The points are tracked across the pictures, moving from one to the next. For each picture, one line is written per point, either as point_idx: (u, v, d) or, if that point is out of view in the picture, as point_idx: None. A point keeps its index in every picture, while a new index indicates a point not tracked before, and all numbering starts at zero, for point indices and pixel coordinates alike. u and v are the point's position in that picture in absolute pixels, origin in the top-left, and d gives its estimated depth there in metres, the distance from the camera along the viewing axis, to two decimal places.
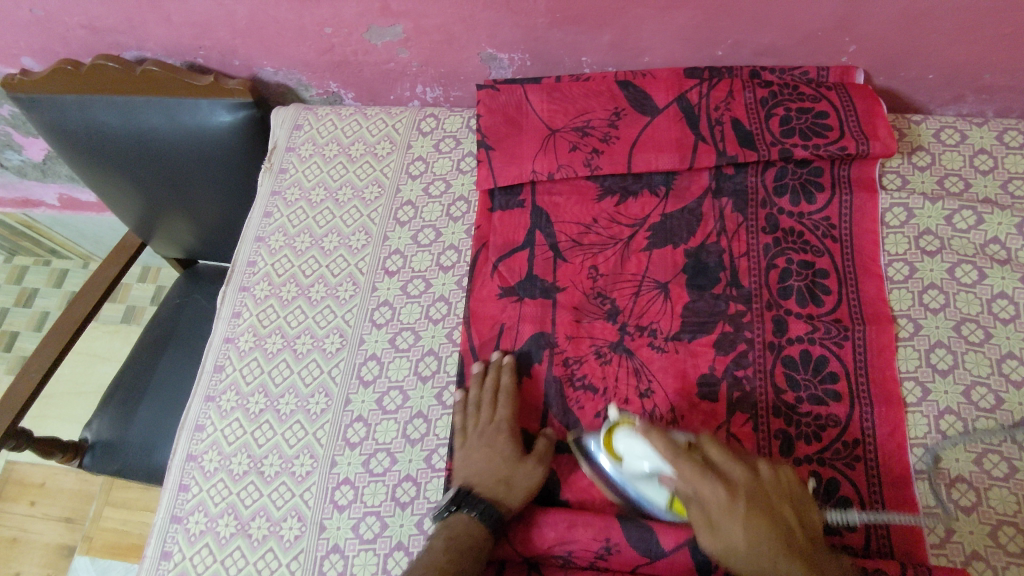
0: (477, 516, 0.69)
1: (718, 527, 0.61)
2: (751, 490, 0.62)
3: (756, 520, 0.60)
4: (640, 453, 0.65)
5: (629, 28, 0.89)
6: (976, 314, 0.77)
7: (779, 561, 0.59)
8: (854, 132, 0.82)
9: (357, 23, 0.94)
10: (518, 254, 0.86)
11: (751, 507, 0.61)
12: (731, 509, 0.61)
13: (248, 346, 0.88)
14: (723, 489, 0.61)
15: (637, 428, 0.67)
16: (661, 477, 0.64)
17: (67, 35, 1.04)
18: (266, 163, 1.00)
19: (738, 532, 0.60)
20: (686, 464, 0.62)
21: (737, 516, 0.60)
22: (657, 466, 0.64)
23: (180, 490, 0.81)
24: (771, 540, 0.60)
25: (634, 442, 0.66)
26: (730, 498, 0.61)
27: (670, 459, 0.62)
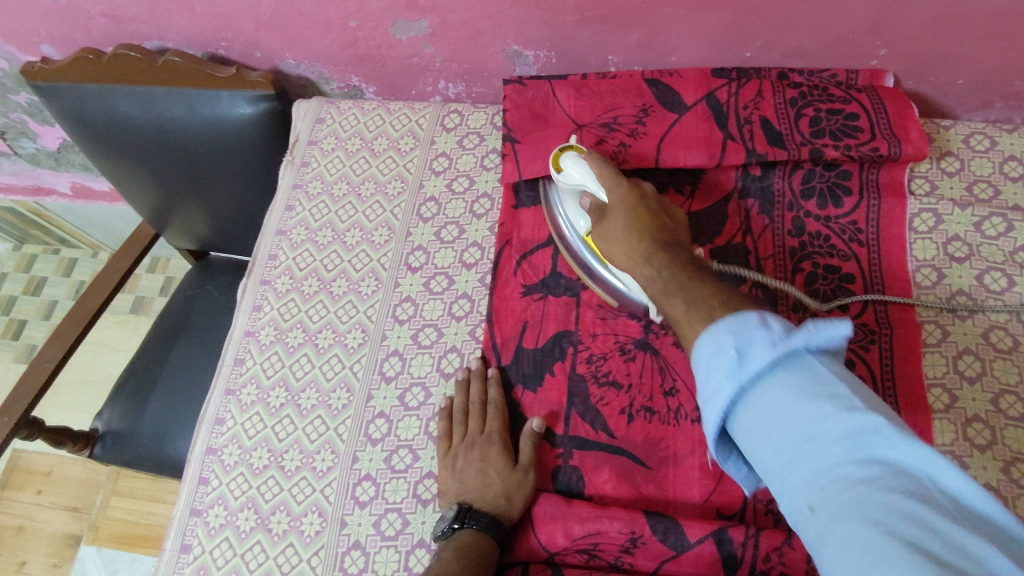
0: (481, 532, 0.69)
1: (606, 231, 0.71)
2: (642, 199, 0.71)
3: (637, 226, 0.69)
4: (580, 168, 0.75)
5: (657, 27, 0.88)
6: (1005, 321, 0.76)
7: (652, 253, 0.65)
8: (886, 135, 0.81)
9: (383, 16, 0.93)
10: (543, 250, 0.86)
11: (639, 211, 0.70)
12: (620, 199, 0.71)
13: (270, 340, 0.88)
14: (623, 185, 0.72)
15: (584, 154, 0.76)
16: (587, 192, 0.76)
17: (89, 24, 1.04)
18: (288, 156, 1.00)
19: (620, 219, 0.70)
20: (602, 166, 0.74)
21: (629, 205, 0.70)
22: (587, 178, 0.75)
23: (200, 483, 0.80)
24: (644, 237, 0.67)
25: (580, 160, 0.76)
26: (625, 191, 0.71)
27: (597, 165, 0.74)
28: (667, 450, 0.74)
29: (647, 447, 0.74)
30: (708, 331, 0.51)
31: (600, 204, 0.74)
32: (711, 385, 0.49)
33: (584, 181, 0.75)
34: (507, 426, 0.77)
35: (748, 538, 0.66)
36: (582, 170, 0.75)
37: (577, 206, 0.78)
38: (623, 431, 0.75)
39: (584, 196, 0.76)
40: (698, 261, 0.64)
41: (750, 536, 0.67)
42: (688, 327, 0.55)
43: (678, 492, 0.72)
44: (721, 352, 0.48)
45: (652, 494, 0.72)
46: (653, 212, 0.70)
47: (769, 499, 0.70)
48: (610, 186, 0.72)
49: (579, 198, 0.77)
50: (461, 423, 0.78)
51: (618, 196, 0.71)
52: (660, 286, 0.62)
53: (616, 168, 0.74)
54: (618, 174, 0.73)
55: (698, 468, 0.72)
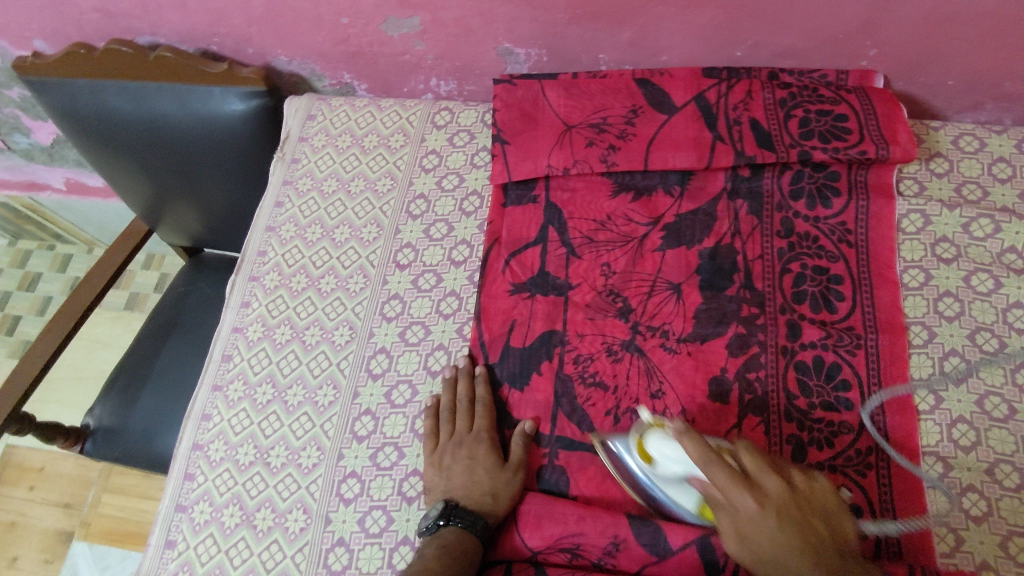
0: (466, 529, 0.69)
1: (745, 533, 0.60)
2: (785, 498, 0.60)
3: (790, 534, 0.59)
4: (674, 457, 0.66)
5: (648, 26, 0.88)
6: (991, 323, 0.76)
7: (818, 558, 0.58)
8: (874, 135, 0.81)
9: (374, 13, 0.93)
10: (530, 249, 0.86)
11: (789, 515, 0.59)
12: (761, 523, 0.59)
13: (257, 336, 0.88)
14: (753, 499, 0.59)
15: (670, 431, 0.67)
16: (695, 478, 0.65)
17: (81, 19, 1.04)
18: (279, 152, 1.00)
19: (778, 553, 0.58)
20: (720, 469, 0.61)
21: (768, 523, 0.59)
22: (690, 469, 0.65)
23: (185, 478, 0.80)
24: (790, 545, 0.58)
25: (668, 444, 0.66)
26: (760, 509, 0.59)
27: (703, 465, 0.61)
28: None
29: None
30: None
31: (713, 496, 0.62)
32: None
33: (680, 470, 0.66)
34: (494, 426, 0.77)
35: None
36: (677, 456, 0.65)
37: (671, 493, 0.68)
38: (609, 431, 0.75)
39: (687, 480, 0.66)
40: (823, 528, 0.60)
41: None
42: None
43: None
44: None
45: (637, 499, 0.72)
46: (797, 509, 0.60)
47: None
48: (733, 493, 0.60)
49: (683, 481, 0.67)
50: (448, 420, 0.78)
51: (752, 513, 0.59)
52: None
53: (722, 458, 0.61)
54: (740, 480, 0.60)
55: None
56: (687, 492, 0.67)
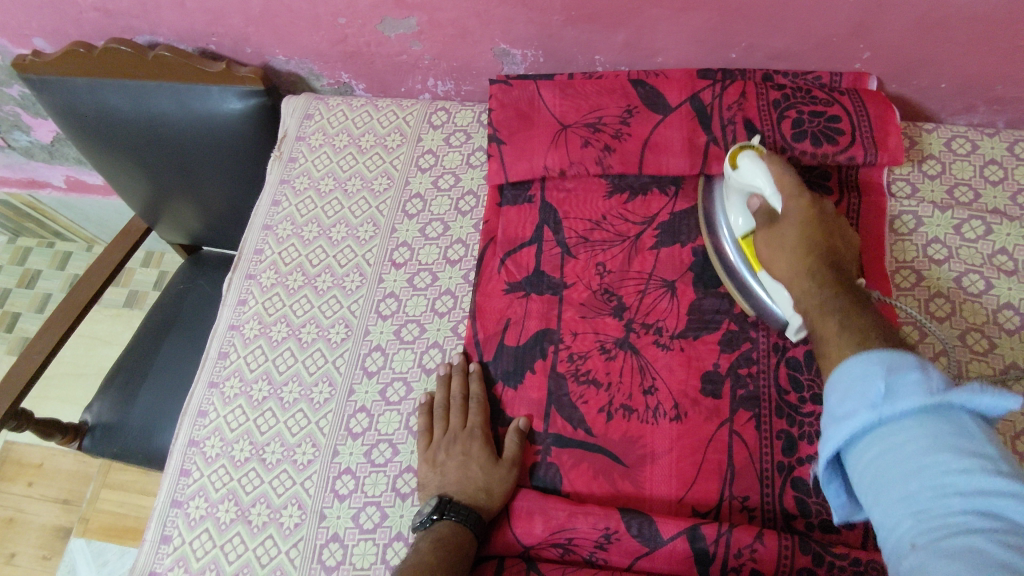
0: (461, 523, 0.70)
1: (778, 230, 0.73)
2: (820, 215, 0.72)
3: (812, 241, 0.71)
4: (756, 172, 0.74)
5: (643, 28, 0.89)
6: (982, 324, 0.77)
7: (815, 271, 0.69)
8: (866, 139, 0.82)
9: (372, 14, 0.94)
10: (526, 249, 0.86)
11: (814, 224, 0.71)
12: (795, 210, 0.72)
13: (254, 334, 0.88)
14: (803, 201, 0.72)
15: (762, 156, 0.75)
16: (757, 196, 0.75)
17: (81, 18, 1.04)
18: (276, 151, 1.00)
19: (795, 230, 0.72)
20: (787, 171, 0.74)
21: (800, 200, 0.72)
22: (768, 186, 0.73)
23: (181, 474, 0.81)
24: (815, 247, 0.70)
25: (756, 164, 0.75)
26: (806, 206, 0.72)
27: (779, 174, 0.74)
28: (644, 448, 0.74)
29: (624, 445, 0.75)
30: (856, 356, 0.55)
31: (769, 211, 0.74)
32: (849, 407, 0.52)
33: (759, 184, 0.74)
34: (487, 422, 0.78)
35: (720, 535, 0.67)
36: (763, 176, 0.74)
37: (733, 207, 0.78)
38: (603, 429, 0.76)
39: (751, 199, 0.76)
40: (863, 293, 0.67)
41: (721, 534, 0.67)
42: (837, 348, 0.60)
43: (654, 490, 0.72)
44: (866, 376, 0.53)
45: (629, 492, 0.73)
46: (826, 221, 0.72)
47: (744, 497, 0.71)
48: (790, 199, 0.73)
49: (745, 201, 0.77)
50: (442, 418, 0.78)
51: (795, 210, 0.72)
52: (815, 314, 0.66)
53: (796, 177, 0.74)
54: (801, 184, 0.73)
55: (675, 466, 0.73)
56: (743, 221, 0.77)
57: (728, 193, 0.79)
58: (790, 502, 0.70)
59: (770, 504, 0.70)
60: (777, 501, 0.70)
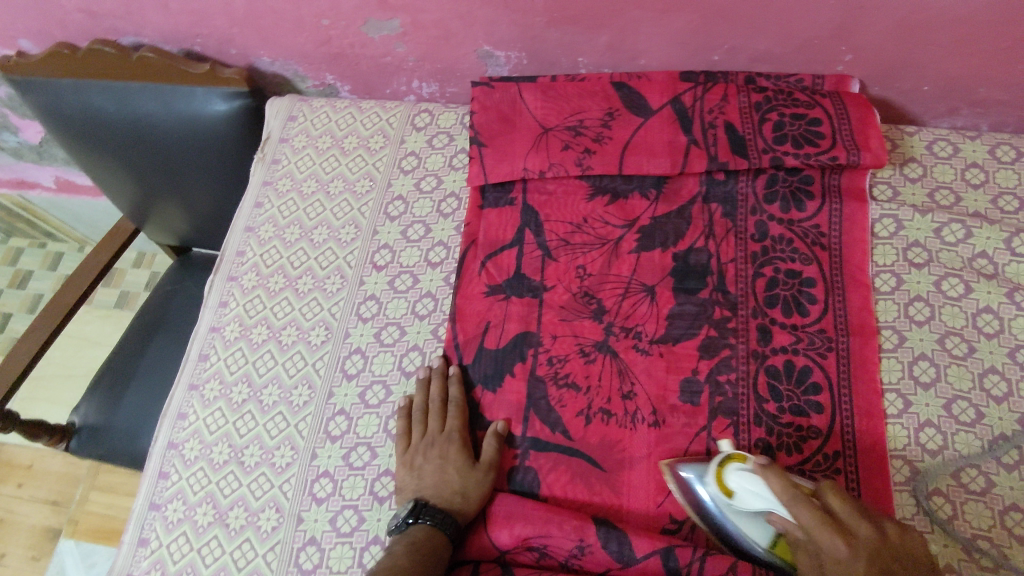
0: (435, 526, 0.70)
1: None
2: (875, 560, 0.56)
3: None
4: (757, 489, 0.63)
5: (625, 30, 0.89)
6: (961, 328, 0.77)
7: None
8: (847, 141, 0.82)
9: (355, 15, 0.94)
10: (507, 252, 0.86)
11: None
12: (850, 565, 0.56)
13: (234, 335, 0.88)
14: (842, 542, 0.57)
15: (754, 467, 0.63)
16: (773, 517, 0.62)
17: (65, 19, 1.04)
18: (259, 153, 1.00)
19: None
20: (804, 507, 0.59)
21: (856, 572, 0.56)
22: (772, 505, 0.62)
23: (160, 477, 0.81)
24: None
25: (750, 478, 0.63)
26: (850, 559, 0.56)
27: (786, 503, 0.60)
28: (622, 452, 0.74)
29: (602, 448, 0.75)
30: None
31: (794, 535, 0.61)
32: None
33: (760, 504, 0.63)
34: (466, 425, 0.78)
35: (693, 560, 0.67)
36: (758, 490, 0.63)
37: (744, 527, 0.66)
38: (581, 433, 0.75)
39: (768, 519, 0.63)
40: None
41: (694, 559, 0.67)
42: None
43: (632, 499, 0.72)
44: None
45: (606, 497, 0.73)
46: (887, 567, 0.56)
47: None
48: (822, 536, 0.58)
49: (761, 522, 0.64)
50: (420, 421, 0.78)
51: (842, 558, 0.56)
52: None
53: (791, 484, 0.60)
54: (828, 524, 0.58)
55: (652, 472, 0.73)
56: (761, 527, 0.65)
57: (728, 513, 0.66)
58: None
59: None
60: None
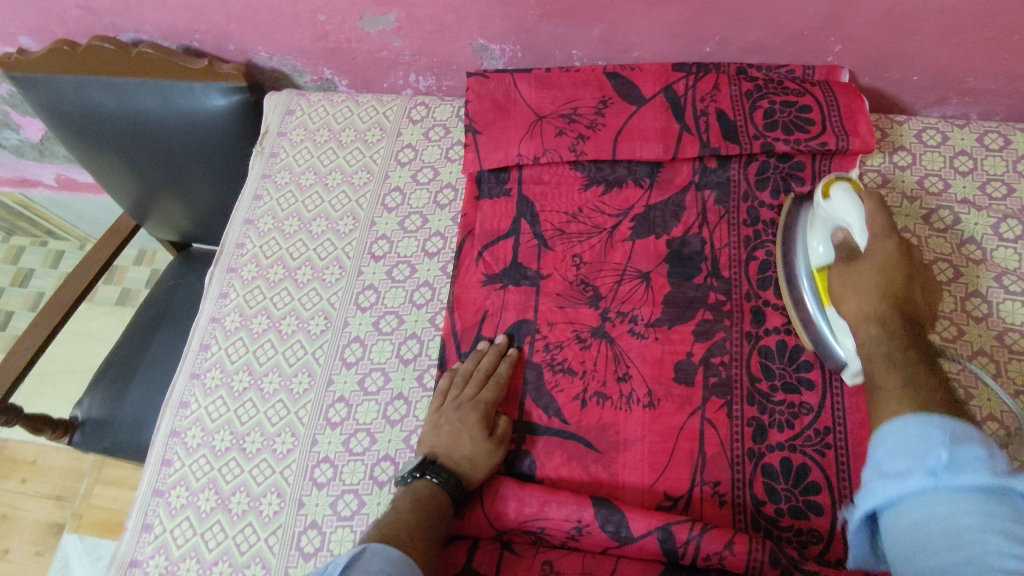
0: (440, 486, 0.71)
1: (860, 253, 0.69)
2: (907, 264, 0.66)
3: (887, 295, 0.65)
4: (850, 204, 0.71)
5: (617, 22, 0.90)
6: (951, 312, 0.78)
7: (883, 317, 0.64)
8: (836, 127, 0.83)
9: (351, 10, 0.95)
10: (503, 241, 0.88)
11: (897, 270, 0.66)
12: (880, 239, 0.67)
13: (234, 326, 0.90)
14: (887, 240, 0.67)
15: (857, 191, 0.71)
16: (843, 231, 0.72)
17: (65, 16, 1.05)
18: (258, 147, 1.01)
19: (873, 273, 0.66)
20: (880, 218, 0.68)
21: (886, 244, 0.67)
22: (856, 220, 0.70)
23: (163, 464, 0.82)
24: (886, 305, 0.64)
25: (846, 195, 0.71)
26: (886, 250, 0.66)
27: (871, 212, 0.69)
28: (617, 435, 0.75)
29: (599, 432, 0.76)
30: (899, 420, 0.53)
31: (854, 246, 0.70)
32: (900, 466, 0.50)
33: (848, 215, 0.71)
34: (497, 399, 0.77)
35: (690, 537, 0.68)
36: (849, 205, 0.71)
37: (818, 241, 0.75)
38: (577, 417, 0.77)
39: (838, 231, 0.72)
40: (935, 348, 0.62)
41: (691, 535, 0.68)
42: (890, 407, 0.56)
43: (627, 478, 0.73)
44: (927, 439, 0.50)
45: (602, 478, 0.74)
46: (907, 278, 0.65)
47: (715, 483, 0.72)
48: (875, 243, 0.67)
49: (831, 232, 0.73)
50: (460, 385, 0.79)
51: (879, 252, 0.67)
52: (871, 362, 0.62)
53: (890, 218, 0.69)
54: (892, 230, 0.67)
55: (646, 454, 0.74)
56: (823, 251, 0.74)
57: (814, 222, 0.76)
58: (760, 490, 0.71)
59: (741, 495, 0.71)
60: (747, 494, 0.71)
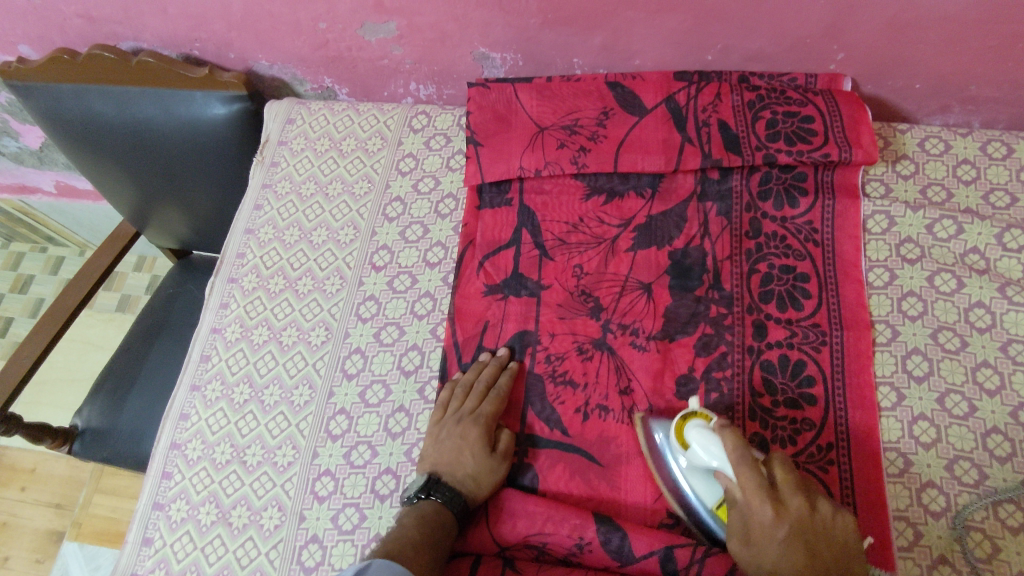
0: (444, 504, 0.71)
1: (754, 539, 0.62)
2: (802, 530, 0.61)
3: (795, 551, 0.60)
4: (710, 449, 0.65)
5: (619, 31, 0.90)
6: (954, 322, 0.77)
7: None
8: (838, 138, 0.83)
9: (352, 18, 0.95)
10: (504, 252, 0.87)
11: (796, 541, 0.60)
12: (773, 531, 0.60)
13: (235, 337, 0.89)
14: (772, 513, 0.61)
15: (713, 427, 0.66)
16: (721, 476, 0.65)
17: (65, 24, 1.05)
18: (258, 156, 1.01)
19: (777, 544, 0.60)
20: (749, 471, 0.62)
21: (779, 534, 0.60)
22: (723, 463, 0.64)
23: (163, 477, 0.82)
24: (800, 556, 0.60)
25: (706, 436, 0.66)
26: (778, 523, 0.60)
27: (735, 461, 0.63)
28: (619, 447, 0.75)
29: (600, 444, 0.75)
30: None
31: (735, 496, 0.64)
32: None
33: (714, 462, 0.65)
34: (498, 413, 0.77)
35: (692, 562, 0.67)
36: (717, 454, 0.64)
37: (695, 487, 0.68)
38: (579, 429, 0.76)
39: (715, 475, 0.65)
40: (844, 571, 0.60)
41: (694, 560, 0.67)
42: None
43: (629, 493, 0.73)
44: None
45: (604, 494, 0.73)
46: (808, 538, 0.61)
47: None
48: (754, 508, 0.62)
49: (708, 476, 0.66)
50: (460, 397, 0.78)
51: (752, 484, 0.62)
52: None
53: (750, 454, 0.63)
54: (768, 493, 0.61)
55: (648, 469, 0.73)
56: (706, 487, 0.68)
57: (686, 472, 0.69)
58: None
59: None
60: None
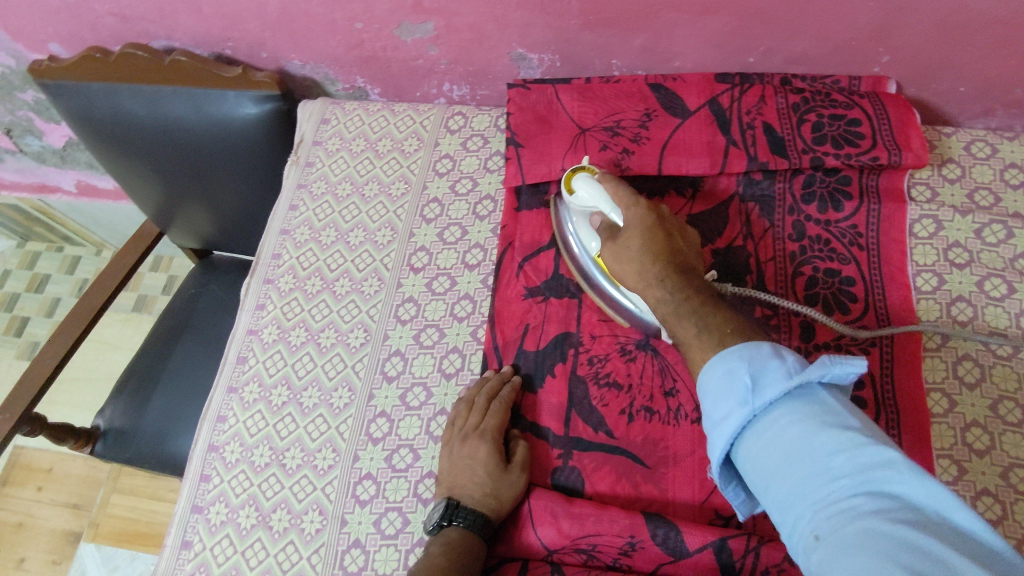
0: (468, 528, 0.70)
1: (618, 256, 0.71)
2: (665, 236, 0.69)
3: (650, 251, 0.68)
4: (591, 188, 0.74)
5: (661, 33, 0.89)
6: (1004, 328, 0.77)
7: (665, 283, 0.65)
8: (887, 142, 0.82)
9: (389, 19, 0.94)
10: (545, 253, 0.86)
11: (653, 239, 0.68)
12: (633, 219, 0.70)
13: (272, 338, 0.88)
14: (636, 204, 0.71)
15: (594, 175, 0.76)
16: (599, 209, 0.74)
17: (97, 23, 1.04)
18: (293, 155, 1.00)
19: (631, 242, 0.69)
20: (619, 191, 0.73)
21: (636, 242, 0.69)
22: (598, 197, 0.74)
23: (202, 480, 0.81)
24: (656, 265, 0.67)
25: (592, 180, 0.75)
26: (638, 210, 0.70)
27: (609, 194, 0.73)
28: (666, 451, 0.74)
29: (646, 446, 0.74)
30: (721, 361, 0.55)
31: (610, 219, 0.73)
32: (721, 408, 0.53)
33: (590, 198, 0.75)
34: (502, 425, 0.76)
35: (747, 553, 0.67)
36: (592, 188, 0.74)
37: (585, 227, 0.78)
38: (623, 431, 0.75)
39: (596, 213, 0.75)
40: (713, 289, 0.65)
41: (749, 550, 0.67)
42: (698, 351, 0.58)
43: (676, 493, 0.72)
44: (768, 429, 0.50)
45: (652, 495, 0.72)
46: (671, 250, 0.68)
47: None
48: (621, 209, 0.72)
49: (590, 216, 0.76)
50: (463, 414, 0.78)
51: (631, 218, 0.70)
52: (669, 304, 0.64)
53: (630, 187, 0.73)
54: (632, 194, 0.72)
55: (695, 470, 0.72)
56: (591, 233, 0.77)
57: (576, 219, 0.79)
58: None
59: None
60: None
